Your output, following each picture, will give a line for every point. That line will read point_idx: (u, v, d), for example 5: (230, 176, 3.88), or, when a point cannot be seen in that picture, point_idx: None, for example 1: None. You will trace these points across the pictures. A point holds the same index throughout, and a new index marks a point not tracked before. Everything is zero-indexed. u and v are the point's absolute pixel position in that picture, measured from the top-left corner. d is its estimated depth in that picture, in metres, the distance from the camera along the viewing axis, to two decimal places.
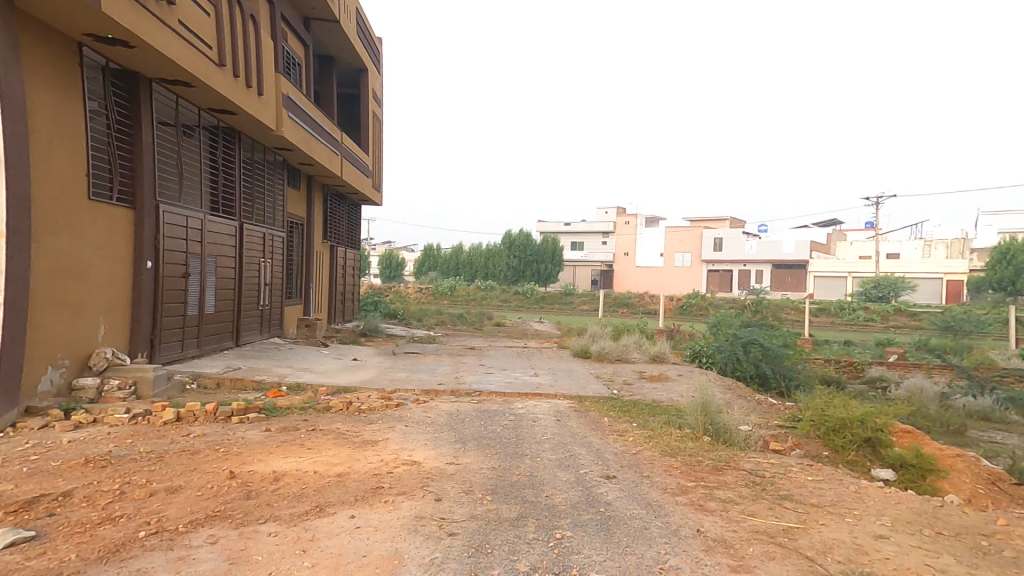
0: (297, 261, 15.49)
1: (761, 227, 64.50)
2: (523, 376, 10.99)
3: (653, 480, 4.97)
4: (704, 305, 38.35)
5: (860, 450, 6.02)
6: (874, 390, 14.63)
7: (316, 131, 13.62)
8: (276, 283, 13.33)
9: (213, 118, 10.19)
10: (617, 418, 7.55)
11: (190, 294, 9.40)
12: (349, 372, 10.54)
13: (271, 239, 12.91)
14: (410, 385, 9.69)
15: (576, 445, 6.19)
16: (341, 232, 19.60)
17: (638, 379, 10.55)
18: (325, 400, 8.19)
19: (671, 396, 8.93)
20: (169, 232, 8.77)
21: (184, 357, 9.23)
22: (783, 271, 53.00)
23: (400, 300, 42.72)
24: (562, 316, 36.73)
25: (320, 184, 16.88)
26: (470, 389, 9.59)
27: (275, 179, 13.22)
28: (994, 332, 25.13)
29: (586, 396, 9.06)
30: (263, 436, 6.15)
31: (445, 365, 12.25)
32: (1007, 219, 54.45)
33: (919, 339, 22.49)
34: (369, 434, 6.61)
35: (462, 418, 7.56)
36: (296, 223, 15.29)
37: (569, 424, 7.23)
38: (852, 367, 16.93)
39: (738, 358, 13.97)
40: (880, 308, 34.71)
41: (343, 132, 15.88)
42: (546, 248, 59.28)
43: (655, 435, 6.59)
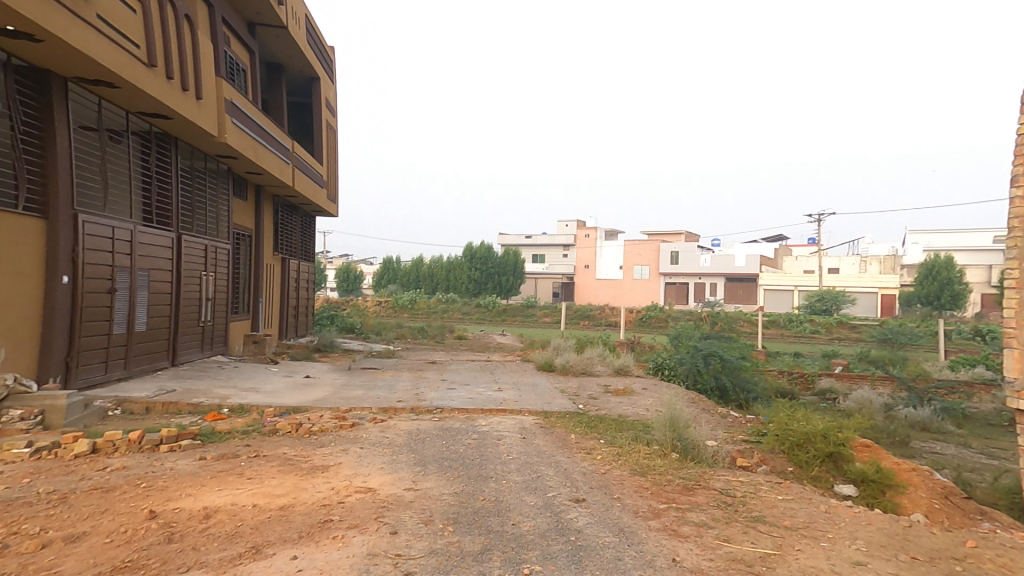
0: (245, 273, 14.62)
1: (714, 242, 66.82)
2: (487, 391, 10.63)
3: (624, 502, 4.72)
4: (662, 318, 39.14)
5: (823, 466, 5.90)
6: (825, 401, 15.09)
7: (264, 139, 12.94)
8: (220, 297, 12.49)
9: (145, 122, 9.50)
10: (584, 435, 7.32)
11: (116, 312, 8.61)
12: (300, 391, 9.87)
13: (214, 251, 12.13)
14: (367, 403, 9.16)
15: (542, 465, 5.90)
16: (295, 242, 18.75)
17: (602, 394, 10.39)
18: (271, 422, 7.57)
19: (637, 411, 8.79)
20: (92, 244, 8.02)
21: (107, 381, 8.43)
22: (736, 284, 54.97)
23: (358, 313, 41.52)
24: (525, 329, 36.62)
25: (271, 194, 16.09)
26: (432, 405, 9.14)
27: (219, 188, 12.47)
28: (927, 344, 26.69)
29: (551, 412, 8.80)
30: (197, 467, 5.56)
31: (404, 381, 11.72)
32: (932, 237, 58.66)
33: (862, 351, 23.55)
34: (320, 458, 6.10)
35: (422, 438, 7.12)
36: (244, 233, 14.48)
37: (535, 442, 6.93)
38: (804, 379, 17.44)
39: (699, 370, 14.14)
40: (824, 321, 36.36)
41: (294, 141, 15.21)
42: (508, 262, 59.30)
43: (623, 452, 6.39)
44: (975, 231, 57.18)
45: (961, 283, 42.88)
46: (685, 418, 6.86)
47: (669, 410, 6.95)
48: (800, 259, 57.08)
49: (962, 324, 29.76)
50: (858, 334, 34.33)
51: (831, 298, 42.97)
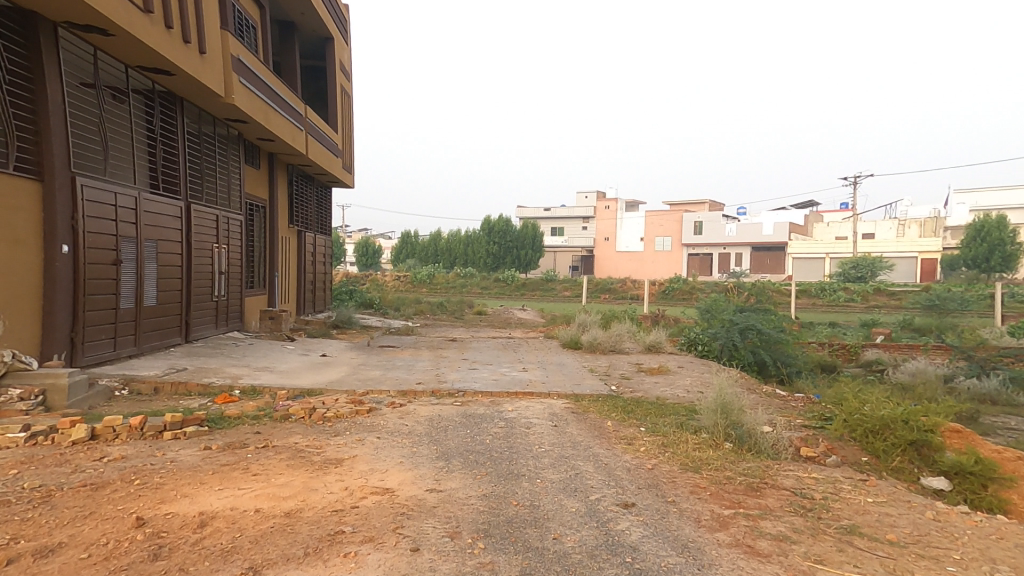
0: (259, 247, 14.10)
1: (739, 211, 64.61)
2: (511, 372, 10.03)
3: (681, 507, 4.03)
4: (687, 290, 38.00)
5: (905, 455, 5.08)
6: (872, 375, 14.13)
7: (274, 102, 12.18)
8: (233, 271, 11.98)
9: (146, 80, 8.82)
10: (622, 422, 6.66)
11: (124, 284, 8.11)
12: (316, 371, 9.39)
13: (226, 222, 11.58)
14: (385, 385, 8.63)
15: (580, 459, 5.23)
16: (310, 217, 18.17)
17: (636, 373, 9.70)
18: (284, 406, 7.05)
19: (677, 393, 8.08)
20: (93, 210, 7.47)
21: (118, 359, 7.97)
22: (763, 254, 53.11)
23: (376, 288, 41.29)
24: (545, 303, 35.94)
25: (284, 162, 15.42)
26: (453, 388, 8.58)
27: (230, 155, 11.83)
28: (977, 310, 25.21)
29: (582, 395, 8.14)
30: (200, 458, 5.00)
31: (424, 360, 11.17)
32: (978, 197, 55.52)
33: (904, 319, 22.37)
34: (333, 450, 5.55)
35: (444, 426, 6.56)
36: (257, 205, 13.89)
37: (568, 431, 6.29)
38: (845, 350, 16.45)
39: (735, 345, 13.35)
40: (860, 288, 34.84)
41: (306, 106, 14.43)
42: (526, 235, 58.25)
43: (670, 442, 5.68)
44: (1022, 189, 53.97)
45: (1014, 243, 40.37)
46: (739, 400, 6.15)
47: (721, 392, 6.22)
48: (832, 225, 54.77)
49: (1011, 289, 28.10)
50: (896, 302, 32.79)
51: (867, 265, 41.10)
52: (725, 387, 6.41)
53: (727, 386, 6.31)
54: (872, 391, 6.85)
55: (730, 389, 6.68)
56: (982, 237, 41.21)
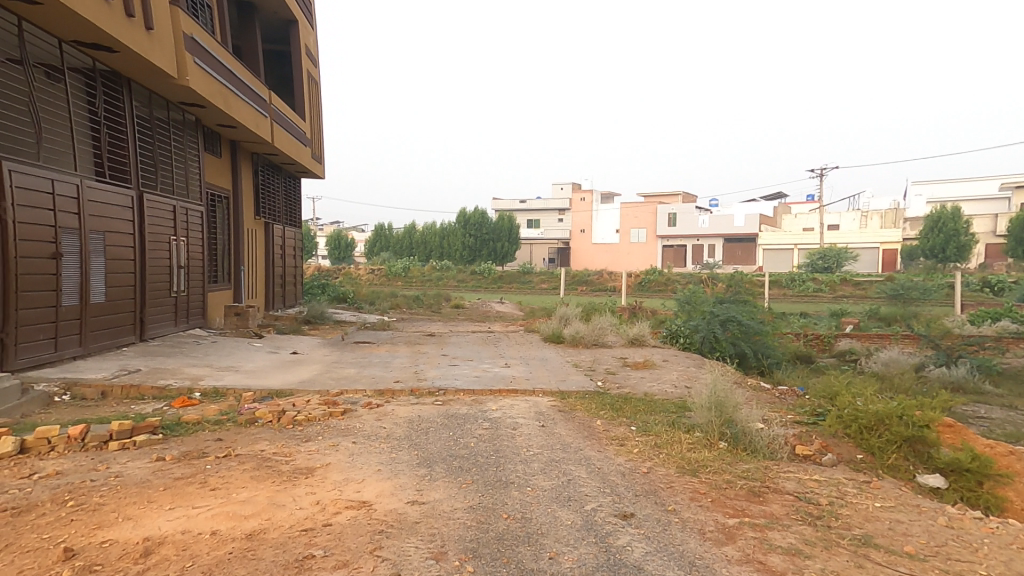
0: (222, 240, 13.30)
1: (711, 204, 65.56)
2: (493, 368, 9.68)
3: (682, 516, 3.74)
4: (662, 281, 38.29)
5: (901, 452, 4.84)
6: (846, 364, 14.32)
7: (235, 85, 11.42)
8: (194, 264, 11.22)
9: (86, 57, 8.04)
10: (611, 421, 6.39)
11: (66, 280, 7.40)
12: (286, 371, 8.81)
13: (185, 212, 10.81)
14: (361, 385, 8.16)
15: (570, 464, 4.90)
16: (279, 208, 17.34)
17: (620, 368, 9.48)
18: (249, 409, 6.51)
19: (664, 388, 7.88)
20: (24, 199, 6.74)
21: (59, 361, 7.27)
22: (735, 245, 53.99)
23: (350, 282, 40.28)
24: (522, 296, 35.65)
25: (248, 149, 14.58)
26: (433, 387, 8.18)
27: (187, 141, 11.04)
28: (940, 299, 26.04)
29: (568, 392, 7.86)
30: (150, 470, 4.47)
31: (401, 357, 10.71)
32: (936, 187, 57.81)
33: (872, 308, 22.96)
34: (304, 457, 5.07)
35: (425, 429, 6.16)
36: (219, 194, 13.08)
37: (557, 432, 5.97)
38: (819, 340, 16.65)
39: (715, 337, 13.33)
40: (828, 278, 35.67)
41: (271, 90, 13.63)
42: (503, 227, 57.78)
43: (664, 440, 5.42)
44: (977, 182, 56.30)
45: (966, 233, 42.02)
46: (733, 395, 5.91)
47: (715, 387, 5.97)
48: (800, 217, 56.05)
49: (969, 278, 29.18)
50: (862, 291, 33.70)
51: (834, 256, 41.82)
52: (717, 381, 6.18)
53: (720, 381, 6.08)
54: (861, 384, 6.75)
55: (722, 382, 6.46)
56: (941, 226, 42.68)
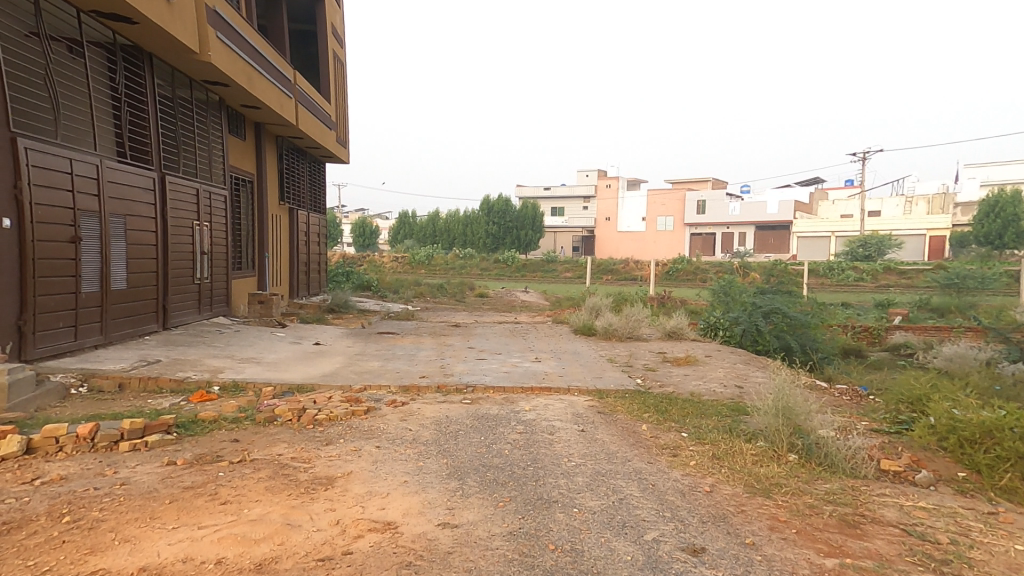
0: (246, 226, 13.02)
1: (742, 190, 63.36)
2: (523, 363, 9.14)
3: (765, 552, 3.13)
4: (691, 270, 37.08)
5: (1015, 470, 4.03)
6: (902, 361, 13.32)
7: (258, 64, 10.99)
8: (217, 251, 10.94)
9: (106, 31, 7.67)
10: (658, 425, 5.80)
11: (86, 266, 7.12)
12: (308, 363, 8.44)
13: (208, 197, 10.51)
14: (385, 380, 7.71)
15: (620, 478, 4.32)
16: (303, 194, 17.03)
17: (660, 363, 8.84)
18: (269, 405, 6.11)
19: (712, 388, 7.21)
20: (42, 179, 6.42)
21: (79, 350, 7.01)
22: (767, 233, 52.02)
23: (374, 270, 40.26)
24: (546, 284, 34.98)
25: (272, 133, 14.24)
26: (461, 383, 7.69)
27: (211, 123, 10.71)
28: (998, 290, 24.31)
29: (607, 391, 7.27)
30: (158, 477, 4.06)
31: (426, 349, 10.27)
32: (988, 171, 54.63)
33: (920, 299, 21.62)
34: (324, 464, 4.64)
35: (454, 432, 5.68)
36: (243, 179, 12.79)
37: (600, 438, 5.39)
38: (867, 333, 15.63)
39: (758, 329, 12.50)
40: (869, 267, 33.86)
41: (295, 71, 13.20)
42: (527, 214, 56.97)
43: (723, 452, 4.77)
44: None
45: None
46: (803, 396, 5.19)
47: (781, 388, 5.27)
48: (837, 204, 53.64)
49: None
50: (908, 281, 31.92)
51: (876, 243, 40.10)
52: (783, 382, 5.47)
53: (787, 382, 5.37)
54: (947, 389, 5.96)
55: (786, 383, 5.76)
56: (995, 213, 40.19)
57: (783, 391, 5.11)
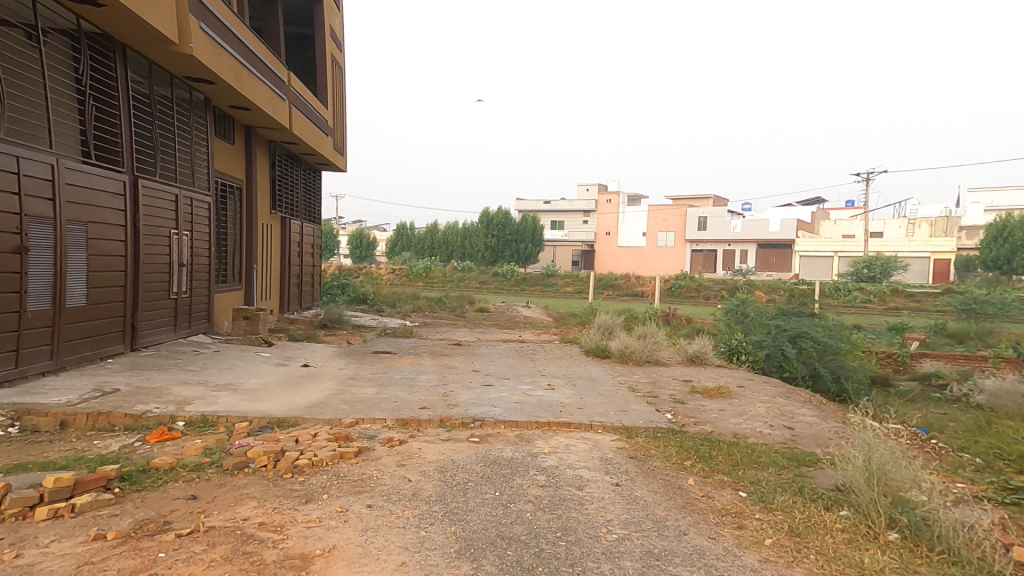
0: (232, 234, 12.07)
1: (743, 207, 62.96)
2: (536, 392, 8.19)
3: None
4: (694, 287, 36.25)
5: None
6: (935, 393, 12.48)
7: (249, 61, 10.17)
8: (199, 262, 9.98)
9: (69, 15, 6.80)
10: (707, 478, 4.87)
11: (33, 281, 6.16)
12: (294, 390, 7.45)
13: (189, 204, 9.60)
14: (380, 411, 6.73)
15: (681, 565, 3.35)
16: (296, 202, 16.09)
17: (690, 395, 7.96)
18: (241, 445, 5.10)
19: (758, 428, 6.33)
20: None
21: (20, 379, 6.02)
22: (769, 250, 51.40)
23: (371, 282, 39.36)
24: (548, 300, 34.08)
25: (264, 136, 13.35)
26: (468, 416, 6.73)
27: (194, 124, 9.82)
28: (1016, 315, 23.48)
29: (635, 430, 6.35)
30: (73, 565, 3.07)
31: (427, 372, 9.32)
32: (993, 195, 54.53)
33: (936, 323, 20.86)
34: (300, 535, 3.64)
35: (464, 483, 4.71)
36: (231, 185, 11.89)
37: (641, 498, 4.42)
38: (891, 359, 14.79)
39: (785, 355, 11.64)
40: (876, 289, 33.12)
41: (290, 72, 12.40)
42: (526, 228, 56.25)
43: (802, 525, 3.85)
44: None
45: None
46: (897, 454, 4.28)
47: (867, 443, 4.36)
48: (840, 223, 53.12)
49: None
50: (917, 303, 31.17)
51: (880, 265, 39.16)
52: (864, 432, 4.57)
53: (872, 434, 4.45)
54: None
55: (862, 432, 4.87)
56: (1004, 237, 39.53)
57: (872, 448, 4.21)
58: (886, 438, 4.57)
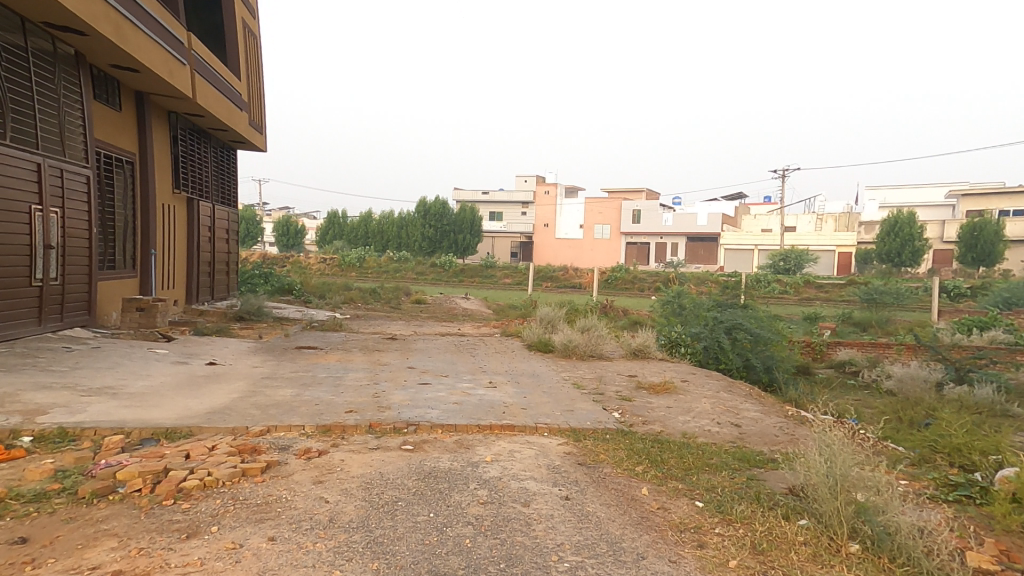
0: (122, 216, 10.48)
1: (674, 201, 65.44)
2: (476, 391, 7.63)
3: None
4: (628, 278, 37.04)
5: None
6: (848, 381, 13.16)
7: (133, 13, 8.64)
8: (73, 247, 8.47)
9: None
10: (661, 487, 4.53)
11: None
12: (193, 392, 6.34)
13: (58, 176, 8.15)
14: (298, 415, 5.83)
15: None
16: (207, 181, 14.36)
17: (636, 394, 7.73)
18: (108, 466, 4.07)
19: (705, 427, 6.15)
20: None
21: None
22: (697, 244, 53.76)
23: (299, 272, 36.95)
24: (487, 291, 33.48)
25: (160, 105, 11.66)
26: (401, 420, 6.01)
27: (62, 82, 8.28)
28: (911, 305, 25.72)
29: (583, 432, 6.03)
30: None
31: (356, 370, 8.44)
32: (888, 195, 60.24)
33: (845, 313, 22.41)
34: None
35: (393, 504, 4.00)
36: (118, 158, 10.27)
37: (594, 514, 3.95)
38: (810, 348, 15.54)
39: (721, 346, 11.82)
40: (791, 281, 35.30)
41: (190, 32, 10.82)
42: (465, 219, 55.23)
43: (764, 539, 3.55)
44: (924, 190, 58.78)
45: (921, 240, 43.08)
46: (856, 458, 4.05)
47: (828, 448, 4.10)
48: (759, 219, 56.55)
49: (929, 285, 29.48)
50: (826, 294, 33.62)
51: (795, 258, 41.87)
52: (821, 434, 4.36)
53: (829, 436, 4.23)
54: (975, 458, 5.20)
55: (819, 434, 4.64)
56: (896, 232, 43.59)
57: (834, 454, 3.94)
58: (842, 440, 4.36)
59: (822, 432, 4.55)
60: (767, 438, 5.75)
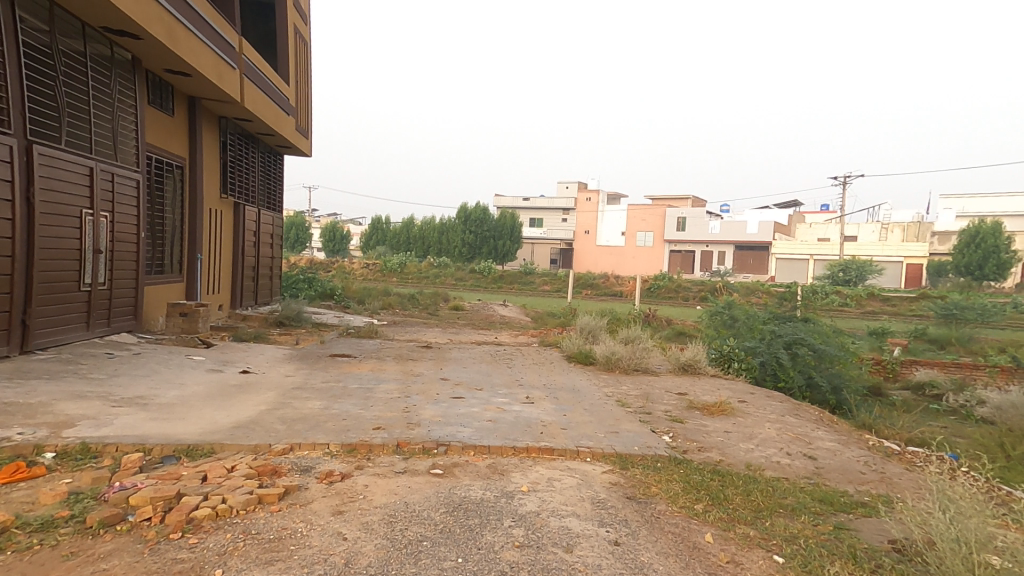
0: (171, 221, 10.62)
1: (721, 207, 63.10)
2: (513, 407, 7.13)
3: None
4: (673, 287, 35.67)
5: None
6: (930, 405, 11.82)
7: (185, 18, 8.71)
8: (123, 250, 8.54)
9: None
10: (728, 533, 3.87)
11: None
12: (221, 403, 6.12)
13: (109, 180, 8.14)
14: (324, 431, 5.49)
15: None
16: (253, 186, 14.57)
17: (689, 416, 7.01)
18: (122, 488, 3.79)
19: (773, 459, 5.40)
20: None
21: None
22: (746, 252, 51.45)
23: (342, 276, 37.75)
24: (526, 298, 33.05)
25: (210, 112, 11.85)
26: (431, 439, 5.57)
27: (117, 87, 8.36)
28: (995, 322, 23.33)
29: (632, 460, 5.41)
30: None
31: (389, 380, 8.11)
32: (964, 202, 55.82)
33: (918, 329, 20.53)
34: None
35: (417, 544, 3.54)
36: (169, 164, 10.43)
37: (650, 567, 3.36)
38: (881, 367, 14.20)
39: (780, 363, 10.84)
40: (853, 292, 32.98)
41: (240, 38, 10.93)
42: (505, 225, 55.07)
43: None
44: (1004, 195, 54.09)
45: (1008, 251, 39.52)
46: (989, 515, 3.27)
47: (950, 502, 3.32)
48: (814, 226, 53.64)
49: (1016, 300, 26.74)
50: (892, 307, 31.19)
51: (855, 268, 39.18)
52: (938, 482, 3.58)
53: (949, 486, 3.46)
54: None
55: (930, 480, 3.85)
56: (977, 243, 40.31)
57: (961, 510, 3.18)
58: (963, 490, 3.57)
59: (935, 479, 3.75)
60: (851, 477, 4.96)
